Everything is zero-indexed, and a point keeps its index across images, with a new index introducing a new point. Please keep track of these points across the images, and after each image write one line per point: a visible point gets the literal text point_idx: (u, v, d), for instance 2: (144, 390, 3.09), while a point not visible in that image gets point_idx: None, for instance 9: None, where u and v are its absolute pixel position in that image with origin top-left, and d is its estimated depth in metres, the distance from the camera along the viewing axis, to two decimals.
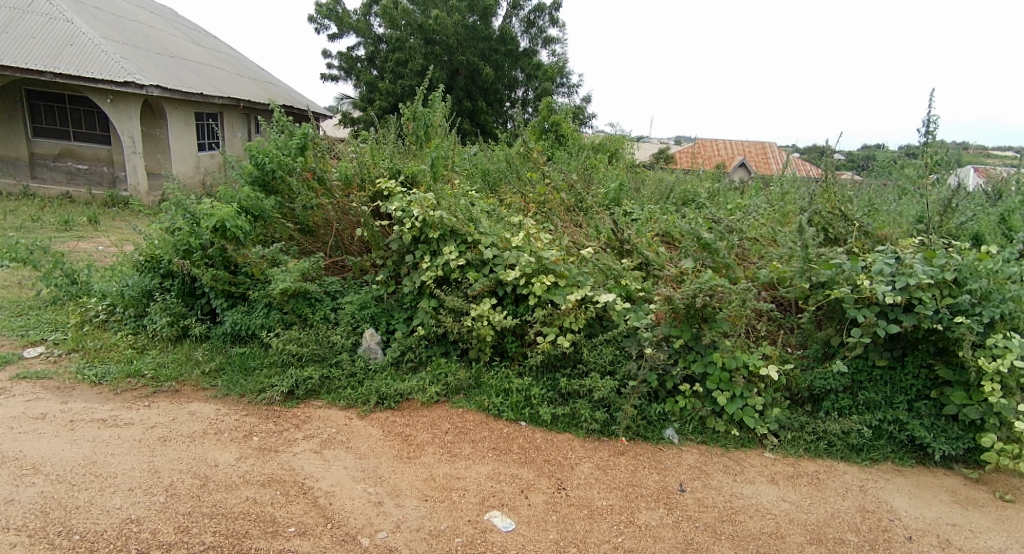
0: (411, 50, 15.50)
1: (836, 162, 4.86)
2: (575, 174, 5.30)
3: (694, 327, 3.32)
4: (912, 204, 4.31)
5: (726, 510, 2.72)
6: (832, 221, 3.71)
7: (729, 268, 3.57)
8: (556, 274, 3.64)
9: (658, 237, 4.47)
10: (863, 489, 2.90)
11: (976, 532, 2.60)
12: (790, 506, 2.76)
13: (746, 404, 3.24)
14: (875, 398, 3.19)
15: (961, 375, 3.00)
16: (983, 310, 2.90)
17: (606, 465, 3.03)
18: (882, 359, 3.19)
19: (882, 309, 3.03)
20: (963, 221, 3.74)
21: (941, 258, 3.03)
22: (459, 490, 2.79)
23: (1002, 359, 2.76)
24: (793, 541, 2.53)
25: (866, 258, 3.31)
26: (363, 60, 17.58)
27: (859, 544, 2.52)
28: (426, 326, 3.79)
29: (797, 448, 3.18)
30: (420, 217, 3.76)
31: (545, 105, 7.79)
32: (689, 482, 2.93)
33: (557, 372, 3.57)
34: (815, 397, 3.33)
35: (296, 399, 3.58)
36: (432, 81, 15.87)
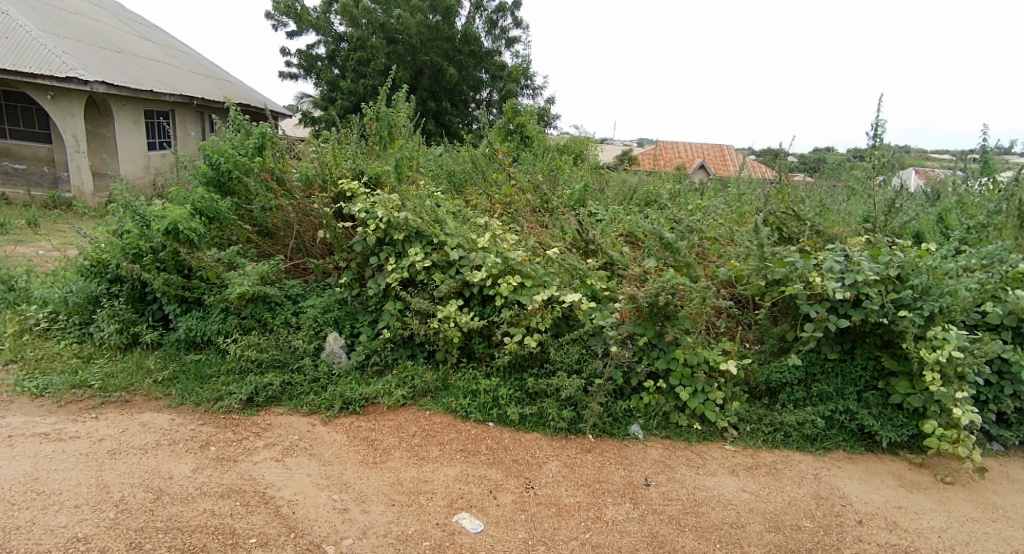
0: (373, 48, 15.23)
1: (792, 165, 4.99)
2: (540, 175, 5.33)
3: (657, 325, 3.38)
4: (860, 205, 4.53)
5: (689, 502, 2.81)
6: (786, 221, 3.79)
7: (690, 267, 3.62)
8: (522, 275, 3.64)
9: (622, 237, 4.53)
10: (818, 477, 3.03)
11: (920, 514, 2.76)
12: (750, 495, 2.87)
13: (707, 399, 3.33)
14: (827, 389, 3.34)
15: (905, 365, 3.16)
16: (924, 304, 3.03)
17: (573, 463, 3.08)
18: (833, 352, 3.34)
19: (832, 305, 3.17)
20: (906, 221, 3.90)
21: (885, 255, 3.17)
22: (427, 493, 2.77)
23: (942, 350, 2.88)
24: (752, 529, 2.63)
25: (817, 256, 3.41)
26: (323, 58, 17.21)
27: (814, 530, 2.64)
28: (392, 329, 3.75)
29: (755, 439, 3.30)
30: (385, 218, 3.72)
31: (510, 105, 7.77)
32: (654, 476, 3.00)
33: (524, 372, 3.59)
34: (772, 390, 3.46)
35: (255, 406, 3.47)
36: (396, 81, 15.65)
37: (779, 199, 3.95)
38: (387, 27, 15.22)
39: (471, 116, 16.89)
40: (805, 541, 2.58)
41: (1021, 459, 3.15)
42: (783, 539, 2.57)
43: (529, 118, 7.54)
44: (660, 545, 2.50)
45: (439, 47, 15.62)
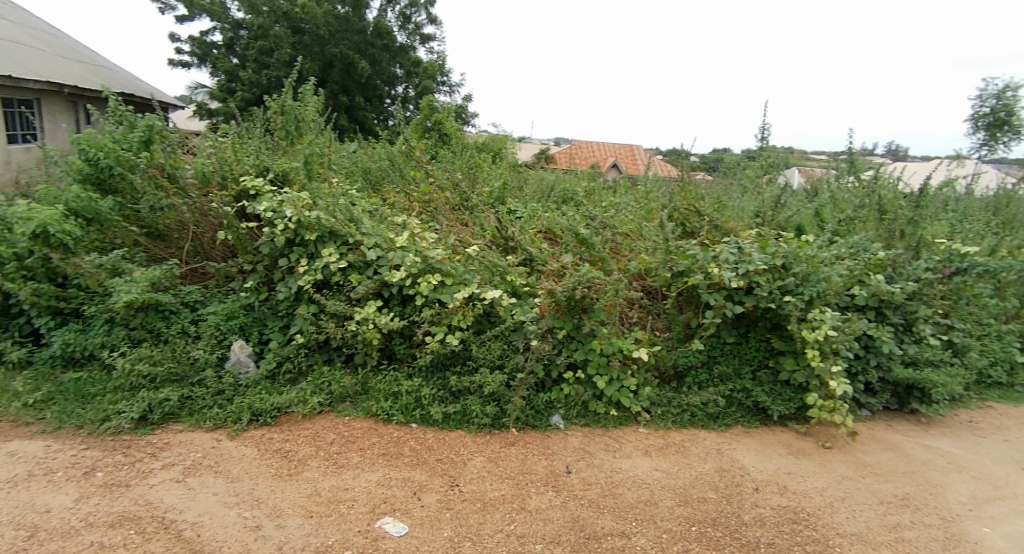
0: (276, 38, 14.32)
1: (695, 165, 5.23)
2: (459, 173, 5.27)
3: (575, 318, 3.51)
4: (750, 199, 4.81)
5: (607, 485, 2.95)
6: (688, 217, 4.08)
7: (604, 261, 3.78)
8: (443, 274, 3.64)
9: (541, 234, 4.61)
10: (720, 452, 3.30)
11: (805, 477, 3.10)
12: (661, 474, 3.07)
13: (622, 386, 3.51)
14: (726, 370, 3.65)
15: (790, 345, 3.51)
16: (804, 289, 3.37)
17: (497, 457, 3.12)
18: (731, 336, 3.65)
19: (729, 293, 3.46)
20: (790, 215, 4.30)
21: (772, 246, 3.48)
22: (347, 501, 2.69)
23: (819, 329, 3.23)
24: (663, 505, 2.82)
25: (715, 248, 3.67)
26: (218, 47, 16.02)
27: (717, 501, 2.88)
28: (306, 333, 3.58)
29: (666, 421, 3.52)
30: (294, 217, 3.54)
31: (426, 101, 7.61)
32: (574, 463, 3.12)
33: (448, 371, 3.59)
34: (679, 374, 3.72)
35: (150, 424, 3.18)
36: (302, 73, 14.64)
37: (682, 196, 4.23)
38: (291, 15, 14.37)
39: (386, 113, 16.35)
40: (710, 511, 2.81)
41: (885, 422, 3.61)
42: (691, 512, 2.78)
43: (447, 115, 7.40)
44: (582, 529, 2.60)
45: (348, 39, 14.98)
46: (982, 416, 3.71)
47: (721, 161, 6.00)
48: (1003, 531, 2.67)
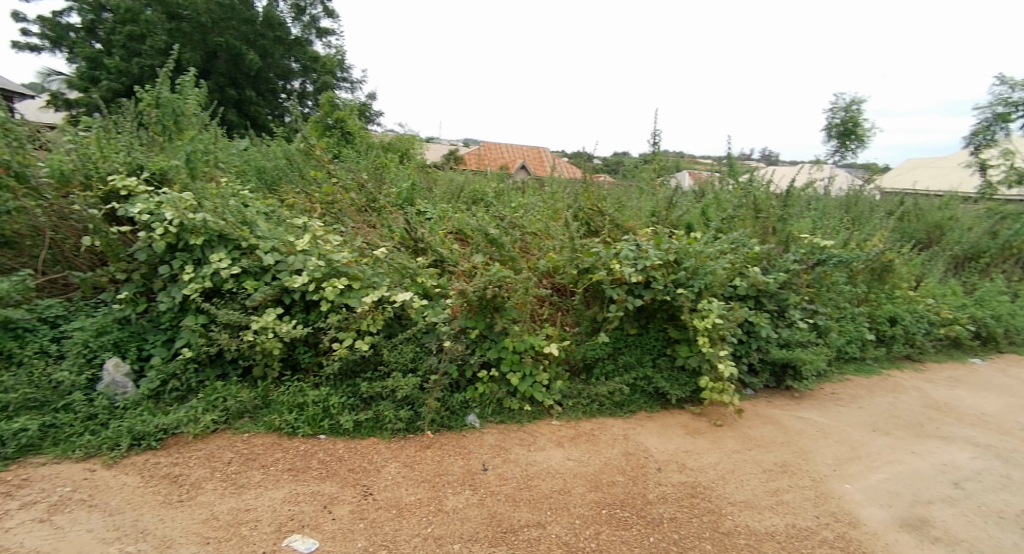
0: (146, 23, 12.65)
1: (597, 166, 5.36)
2: (364, 173, 5.06)
3: (487, 317, 3.57)
4: (646, 200, 5.06)
5: (523, 478, 3.02)
6: (592, 216, 4.31)
7: (514, 260, 3.90)
8: (350, 277, 3.52)
9: (451, 234, 4.58)
10: (627, 437, 3.50)
11: (700, 453, 3.38)
12: (573, 463, 3.20)
13: (535, 381, 3.62)
14: (630, 359, 3.86)
15: (684, 333, 3.80)
16: (694, 282, 3.66)
17: (413, 462, 3.09)
18: (633, 327, 3.88)
19: (629, 287, 3.69)
20: (681, 214, 4.60)
21: (665, 243, 3.74)
22: (250, 522, 2.52)
23: (708, 318, 3.53)
24: (576, 492, 2.95)
25: (616, 245, 3.91)
26: (74, 28, 14.13)
27: (625, 483, 3.06)
28: (194, 347, 3.29)
29: (577, 411, 3.68)
30: (175, 220, 3.25)
31: (325, 97, 7.24)
32: (490, 460, 3.16)
33: (358, 377, 3.48)
34: (588, 366, 3.89)
35: (3, 461, 2.74)
36: (179, 61, 13.23)
37: (585, 195, 4.41)
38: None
39: (281, 108, 15.31)
40: (619, 493, 2.98)
41: (765, 398, 4.01)
42: (601, 496, 2.93)
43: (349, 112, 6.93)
44: (499, 525, 2.65)
45: (235, 28, 13.72)
46: (842, 388, 4.25)
47: (620, 162, 6.05)
48: (860, 486, 3.10)
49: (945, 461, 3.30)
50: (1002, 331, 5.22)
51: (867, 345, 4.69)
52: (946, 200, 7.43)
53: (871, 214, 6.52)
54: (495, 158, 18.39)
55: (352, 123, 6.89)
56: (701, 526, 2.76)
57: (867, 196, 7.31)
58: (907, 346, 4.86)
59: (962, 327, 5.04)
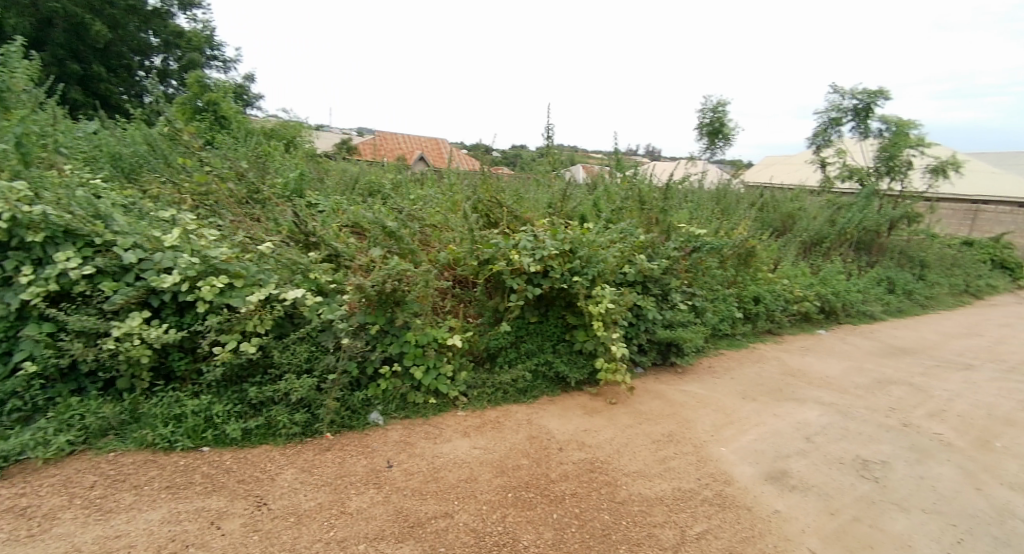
0: None
1: (494, 160, 5.34)
2: (244, 162, 4.73)
3: (388, 312, 3.51)
4: (541, 191, 5.21)
5: (429, 471, 3.04)
6: (490, 208, 4.39)
7: (413, 253, 3.93)
8: (230, 275, 3.29)
9: (346, 228, 4.46)
10: (530, 421, 3.64)
11: (598, 431, 3.61)
12: (479, 451, 3.27)
13: (439, 374, 3.65)
14: (531, 347, 4.00)
15: (581, 319, 4.01)
16: (588, 270, 3.87)
17: (311, 466, 2.97)
18: (533, 316, 4.03)
19: (529, 277, 3.83)
20: (575, 206, 4.79)
21: (561, 233, 3.91)
22: (121, 550, 2.29)
23: (602, 303, 3.77)
24: (482, 479, 3.02)
25: (515, 236, 4.03)
26: None
27: (529, 466, 3.18)
28: (40, 360, 2.90)
29: (482, 401, 3.77)
30: (6, 214, 2.82)
31: (194, 78, 6.60)
32: (395, 457, 3.14)
33: (245, 382, 3.27)
34: (491, 355, 3.99)
35: None
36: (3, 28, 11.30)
37: (484, 187, 4.51)
38: None
39: (138, 87, 13.70)
40: (524, 476, 3.09)
41: (654, 376, 4.36)
42: (507, 481, 3.03)
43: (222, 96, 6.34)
44: (405, 521, 2.64)
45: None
46: (717, 362, 4.72)
47: (519, 155, 5.86)
48: (733, 447, 3.49)
49: (800, 420, 3.81)
50: (840, 306, 6.07)
51: (736, 321, 5.27)
52: (796, 194, 8.46)
53: (737, 205, 7.24)
54: (387, 149, 17.77)
55: (226, 106, 6.35)
56: (599, 499, 2.95)
57: (733, 189, 8.16)
58: (769, 322, 5.50)
59: (810, 304, 5.79)
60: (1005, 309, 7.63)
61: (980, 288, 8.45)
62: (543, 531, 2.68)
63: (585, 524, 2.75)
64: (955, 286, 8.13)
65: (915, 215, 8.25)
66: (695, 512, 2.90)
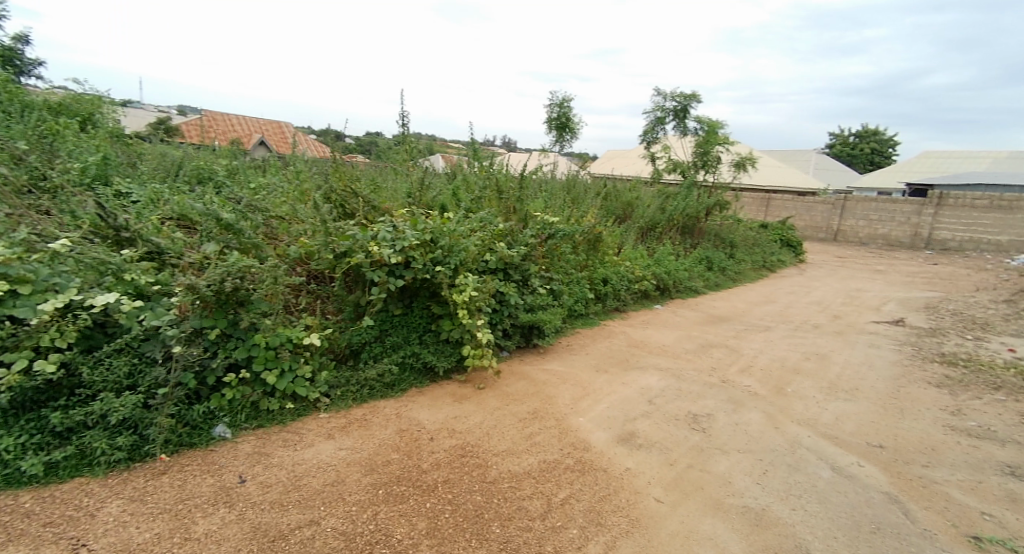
0: None
1: (346, 146, 5.35)
2: (25, 143, 4.08)
3: (229, 313, 3.29)
4: (400, 179, 5.11)
5: (291, 480, 2.91)
6: (346, 198, 4.30)
7: (258, 248, 3.70)
8: (12, 280, 2.77)
9: (171, 222, 4.03)
10: (399, 415, 3.63)
11: (468, 416, 3.70)
12: (346, 452, 3.19)
13: (295, 377, 3.50)
14: (398, 340, 3.97)
15: (446, 308, 4.06)
16: (451, 259, 3.93)
17: (144, 494, 2.71)
18: (397, 308, 4.02)
19: (390, 269, 3.78)
20: (434, 195, 4.75)
21: (421, 223, 3.92)
22: None
23: (466, 291, 3.85)
24: (350, 480, 2.96)
25: (373, 227, 3.96)
26: None
27: (400, 460, 3.17)
28: None
29: (346, 400, 3.67)
30: None
31: None
32: (249, 470, 2.96)
33: (46, 408, 2.84)
34: (355, 351, 3.91)
35: None
36: None
37: (337, 176, 4.40)
38: None
39: None
40: (395, 470, 3.08)
41: (519, 358, 4.57)
42: (377, 478, 2.99)
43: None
44: (264, 536, 2.52)
45: None
46: (574, 340, 5.10)
47: (373, 143, 5.82)
48: (590, 417, 3.82)
49: (644, 385, 4.30)
50: (672, 283, 6.89)
51: (589, 301, 5.71)
52: (635, 185, 9.34)
53: (585, 194, 7.79)
54: (216, 130, 15.92)
55: None
56: (471, 481, 3.05)
57: (582, 179, 8.74)
58: (616, 301, 6.04)
59: (648, 282, 6.49)
60: (791, 279, 9.19)
61: (775, 263, 10.05)
62: (416, 522, 2.70)
63: (459, 508, 2.83)
64: (757, 262, 9.56)
65: (726, 202, 9.53)
66: (559, 480, 3.14)
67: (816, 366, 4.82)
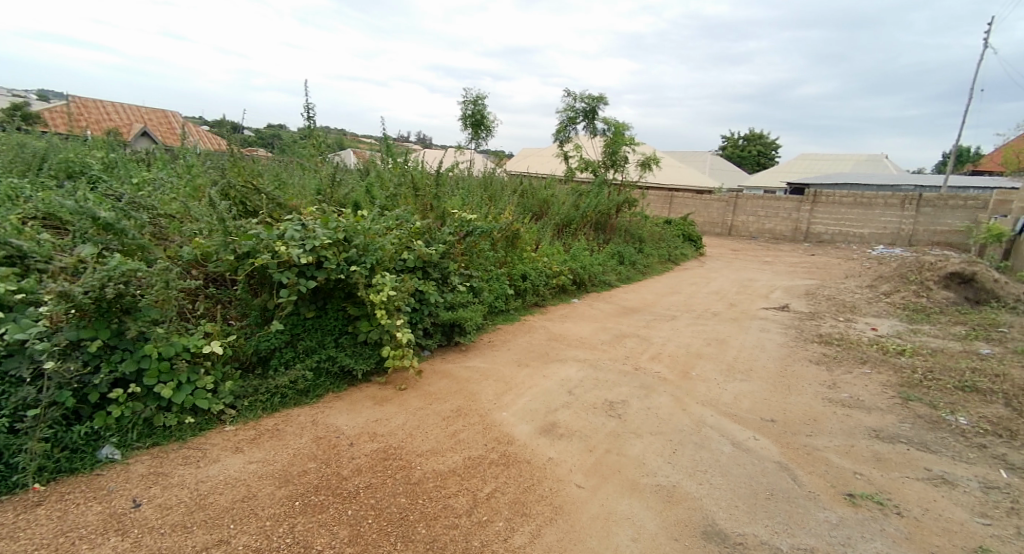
0: None
1: (244, 138, 4.99)
2: None
3: (113, 321, 2.99)
4: (308, 176, 4.88)
5: (195, 499, 2.73)
6: (246, 195, 4.02)
7: (144, 250, 3.41)
8: None
9: (36, 222, 3.61)
10: (315, 422, 3.48)
11: (390, 418, 3.63)
12: (257, 465, 3.02)
13: (195, 389, 3.25)
14: (311, 344, 3.80)
15: (363, 309, 3.94)
16: (367, 258, 3.83)
17: (15, 530, 2.45)
18: (310, 311, 3.81)
19: (300, 270, 3.61)
20: (347, 193, 4.66)
21: (333, 222, 3.78)
22: None
23: (383, 291, 3.78)
24: (263, 494, 2.81)
25: (280, 226, 3.76)
26: None
27: (318, 469, 3.05)
28: None
29: (254, 411, 3.47)
30: None
31: None
32: (144, 493, 2.74)
33: None
34: (263, 359, 3.70)
35: None
36: None
37: (235, 171, 4.09)
38: None
39: None
40: (312, 480, 2.96)
41: (440, 357, 4.55)
42: (292, 490, 2.86)
43: None
44: None
45: None
46: (496, 336, 5.15)
47: (275, 136, 5.55)
48: (513, 411, 3.88)
49: (563, 377, 4.44)
50: (587, 277, 7.14)
51: (509, 298, 5.80)
52: (550, 182, 9.60)
53: (501, 191, 7.87)
54: (91, 120, 14.26)
55: None
56: (395, 484, 3.00)
57: (498, 177, 8.80)
58: (535, 296, 6.17)
59: (565, 277, 6.68)
60: (694, 271, 9.86)
61: (678, 256, 10.74)
62: (338, 531, 2.62)
63: (382, 513, 2.78)
64: (663, 256, 10.15)
65: (634, 200, 10.06)
66: (484, 475, 3.17)
67: (716, 351, 5.24)
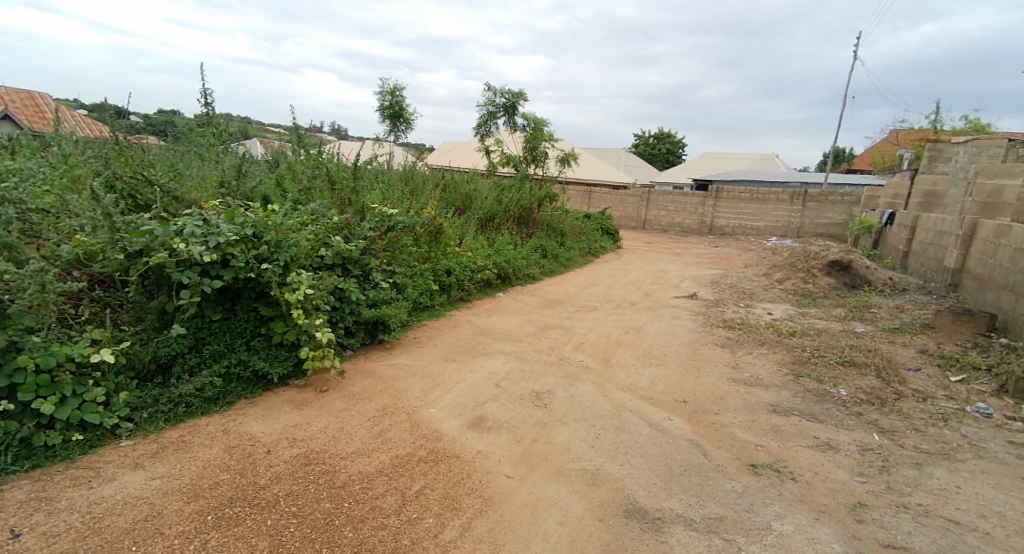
0: None
1: (132, 124, 4.52)
2: None
3: None
4: (208, 168, 4.53)
5: (87, 524, 2.48)
6: (136, 187, 3.67)
7: (11, 249, 3.03)
8: None
9: None
10: (226, 431, 3.26)
11: (311, 422, 3.47)
12: (160, 481, 2.79)
13: (82, 403, 2.93)
14: (218, 349, 3.55)
15: (276, 309, 3.74)
16: (279, 256, 3.65)
17: None
18: (215, 313, 3.58)
19: (204, 269, 3.36)
20: (254, 185, 4.37)
21: (240, 217, 3.55)
22: None
23: (299, 290, 3.61)
24: (169, 511, 2.60)
25: (178, 221, 3.47)
26: None
27: (232, 480, 2.86)
28: None
29: (156, 423, 3.19)
30: None
31: None
32: (23, 522, 2.45)
33: None
34: (164, 366, 3.40)
35: None
36: None
37: (121, 161, 3.73)
38: None
39: None
40: (226, 492, 2.77)
41: (364, 356, 4.42)
42: (203, 504, 2.67)
43: None
44: None
45: None
46: (421, 332, 5.08)
47: (169, 123, 5.10)
48: (439, 407, 3.86)
49: (490, 370, 4.47)
50: (512, 271, 7.22)
51: (433, 293, 5.73)
52: (471, 176, 9.60)
53: (422, 185, 7.74)
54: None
55: None
56: (318, 489, 2.89)
57: (417, 170, 8.64)
58: (460, 291, 6.15)
59: (490, 271, 6.71)
60: (613, 263, 10.26)
61: (598, 248, 11.11)
62: (257, 543, 2.49)
63: (306, 520, 2.67)
64: (583, 249, 10.47)
65: (555, 195, 10.32)
66: (412, 473, 3.13)
67: (633, 338, 5.51)
